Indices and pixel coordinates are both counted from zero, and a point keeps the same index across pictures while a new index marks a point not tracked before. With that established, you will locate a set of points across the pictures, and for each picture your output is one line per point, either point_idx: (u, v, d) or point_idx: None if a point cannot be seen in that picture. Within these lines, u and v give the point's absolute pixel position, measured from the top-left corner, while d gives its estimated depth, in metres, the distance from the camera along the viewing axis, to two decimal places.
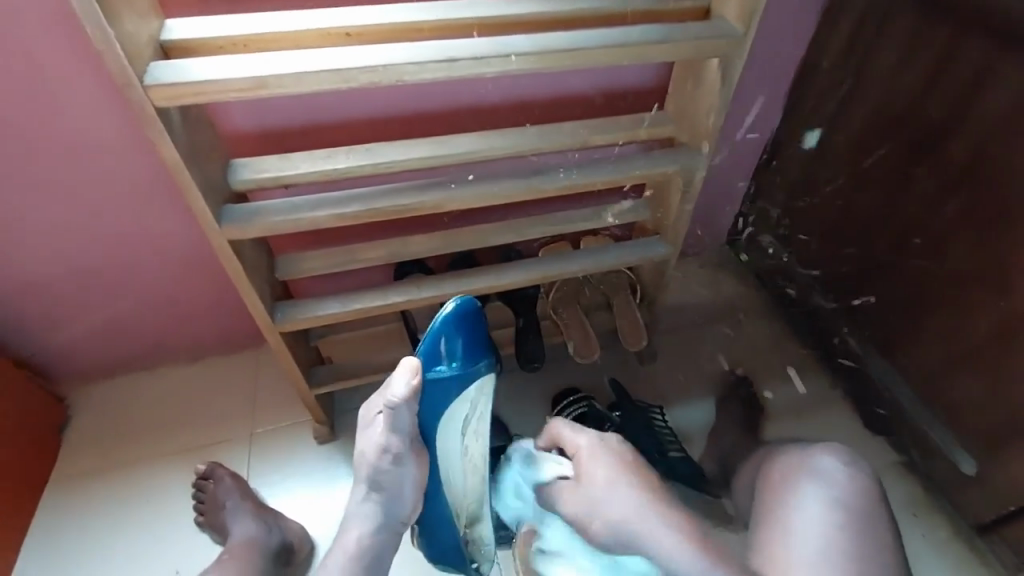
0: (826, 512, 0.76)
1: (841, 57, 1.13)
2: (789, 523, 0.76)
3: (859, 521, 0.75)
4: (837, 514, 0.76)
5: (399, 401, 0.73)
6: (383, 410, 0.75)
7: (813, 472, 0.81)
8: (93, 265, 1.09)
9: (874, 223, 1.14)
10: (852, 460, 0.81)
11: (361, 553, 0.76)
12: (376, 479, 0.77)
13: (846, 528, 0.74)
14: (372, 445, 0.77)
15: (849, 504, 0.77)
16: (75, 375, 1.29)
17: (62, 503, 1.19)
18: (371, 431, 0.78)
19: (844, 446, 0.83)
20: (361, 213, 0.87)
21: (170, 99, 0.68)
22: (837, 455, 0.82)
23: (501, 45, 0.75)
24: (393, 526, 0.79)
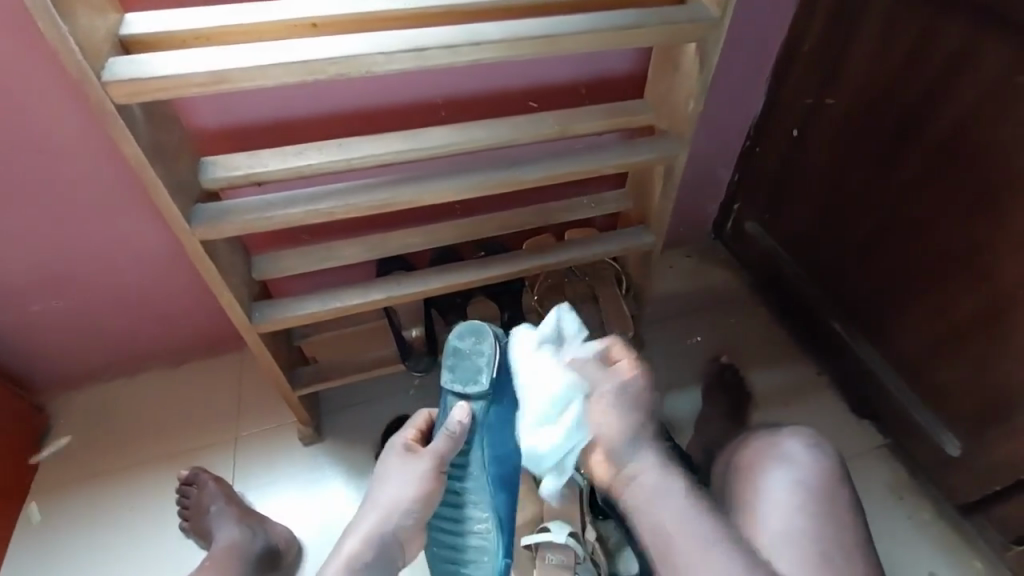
0: (793, 495, 0.76)
1: (821, 41, 1.12)
2: (758, 507, 0.76)
3: (824, 503, 0.76)
4: (804, 497, 0.76)
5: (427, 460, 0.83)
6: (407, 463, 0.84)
7: (779, 457, 0.80)
8: (64, 269, 1.07)
9: (859, 206, 1.13)
10: (817, 442, 0.82)
11: (371, 546, 0.75)
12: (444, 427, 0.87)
13: (812, 512, 0.75)
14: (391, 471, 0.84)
15: (816, 487, 0.77)
16: (52, 383, 1.26)
17: (41, 514, 1.17)
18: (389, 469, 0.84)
19: (809, 428, 0.84)
20: (335, 209, 0.85)
21: (130, 95, 0.66)
22: (801, 438, 0.82)
23: (473, 32, 0.73)
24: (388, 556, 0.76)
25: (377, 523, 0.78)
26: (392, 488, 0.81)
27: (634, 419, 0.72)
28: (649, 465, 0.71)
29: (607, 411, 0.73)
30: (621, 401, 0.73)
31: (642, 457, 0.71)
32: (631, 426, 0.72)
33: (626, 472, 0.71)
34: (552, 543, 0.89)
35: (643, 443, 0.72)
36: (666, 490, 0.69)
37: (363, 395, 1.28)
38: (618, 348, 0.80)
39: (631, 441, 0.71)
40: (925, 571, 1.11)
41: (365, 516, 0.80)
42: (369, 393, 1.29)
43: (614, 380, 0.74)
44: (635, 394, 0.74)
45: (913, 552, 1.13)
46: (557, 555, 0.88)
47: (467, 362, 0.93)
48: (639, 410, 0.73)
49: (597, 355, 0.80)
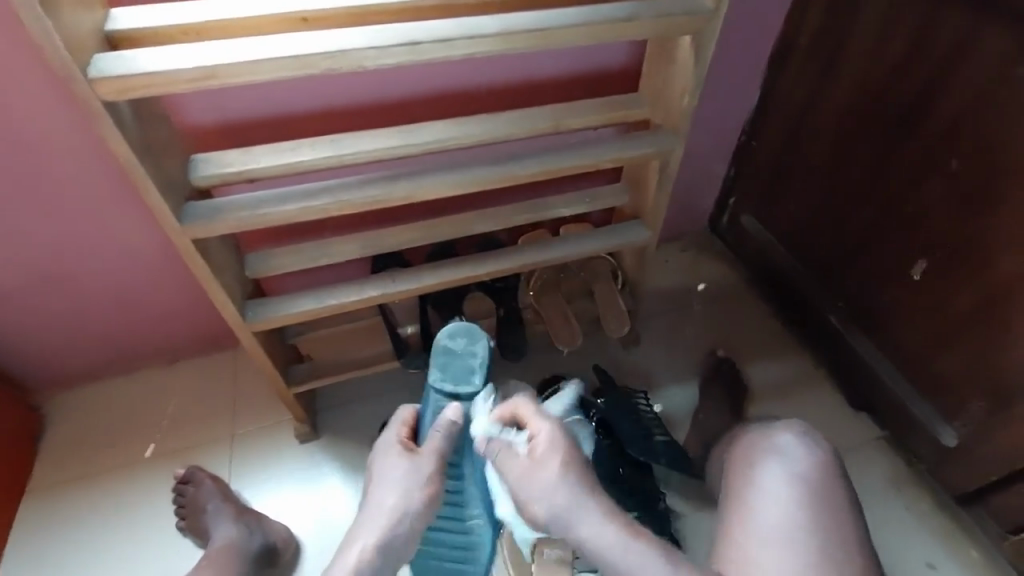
0: (787, 485, 0.76)
1: (816, 33, 1.12)
2: (750, 499, 0.76)
3: (819, 492, 0.76)
4: (798, 486, 0.76)
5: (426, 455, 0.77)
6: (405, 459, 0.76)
7: (774, 450, 0.80)
8: (55, 268, 1.06)
9: (858, 197, 1.12)
10: (809, 433, 0.82)
11: (379, 550, 0.67)
12: (442, 424, 0.80)
13: (810, 503, 0.75)
14: (388, 467, 0.76)
15: (808, 476, 0.77)
16: (45, 383, 1.25)
17: (37, 514, 1.16)
18: (384, 464, 0.77)
19: (800, 420, 0.84)
20: (329, 206, 0.85)
21: (119, 92, 0.65)
22: (793, 430, 0.82)
23: (466, 25, 0.73)
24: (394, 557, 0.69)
25: (385, 521, 0.70)
26: (392, 486, 0.73)
27: (567, 462, 0.68)
28: (592, 512, 0.65)
29: (535, 464, 0.68)
30: (546, 462, 0.67)
31: (586, 520, 0.64)
32: (561, 470, 0.67)
33: (568, 536, 0.65)
34: (548, 539, 0.81)
35: (582, 497, 0.65)
36: (618, 553, 0.62)
37: (360, 392, 1.28)
38: (525, 407, 0.75)
39: (576, 536, 0.64)
40: (921, 561, 1.12)
41: (367, 515, 0.72)
42: (365, 390, 1.28)
43: (540, 437, 0.70)
44: (558, 436, 0.70)
45: (910, 544, 1.14)
46: (554, 550, 0.81)
47: (460, 360, 0.88)
48: (573, 450, 0.70)
49: (523, 404, 0.76)
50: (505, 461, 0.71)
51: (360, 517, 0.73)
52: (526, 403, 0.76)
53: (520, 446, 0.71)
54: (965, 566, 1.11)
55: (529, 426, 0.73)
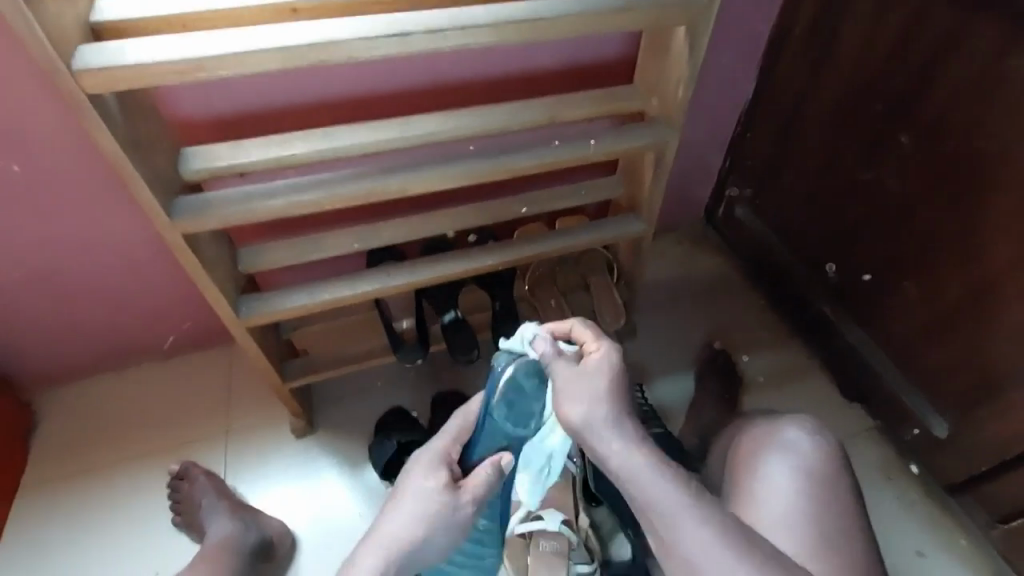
0: (793, 481, 0.76)
1: (811, 24, 1.11)
2: (755, 495, 0.77)
3: (824, 488, 0.76)
4: (803, 483, 0.76)
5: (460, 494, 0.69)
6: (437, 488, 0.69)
7: (778, 447, 0.80)
8: (44, 264, 1.04)
9: (849, 191, 1.13)
10: (814, 430, 0.81)
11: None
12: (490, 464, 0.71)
13: (813, 498, 0.75)
14: (418, 488, 0.69)
15: (814, 470, 0.77)
16: (37, 380, 1.24)
17: (31, 511, 1.15)
18: (416, 480, 0.70)
19: (803, 415, 0.84)
20: (320, 200, 0.84)
21: (103, 85, 0.64)
22: (799, 427, 0.81)
23: (457, 15, 0.71)
24: None
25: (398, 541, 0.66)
26: (417, 515, 0.67)
27: (617, 383, 0.65)
28: (624, 432, 0.63)
29: (584, 372, 0.65)
30: (592, 382, 0.64)
31: (614, 437, 0.63)
32: (604, 386, 0.65)
33: (589, 446, 0.64)
34: None
35: (623, 410, 0.64)
36: (645, 478, 0.61)
37: (355, 387, 1.28)
38: (585, 329, 0.71)
39: (604, 442, 0.63)
40: (913, 550, 1.13)
41: (380, 528, 0.68)
42: (360, 385, 1.28)
43: (595, 355, 0.67)
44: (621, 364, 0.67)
45: (901, 533, 1.15)
46: None
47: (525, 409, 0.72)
48: (626, 375, 0.67)
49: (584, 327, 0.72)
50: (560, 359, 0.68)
51: (374, 524, 0.69)
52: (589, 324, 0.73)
53: (571, 361, 0.68)
54: (954, 553, 1.13)
55: (587, 346, 0.69)
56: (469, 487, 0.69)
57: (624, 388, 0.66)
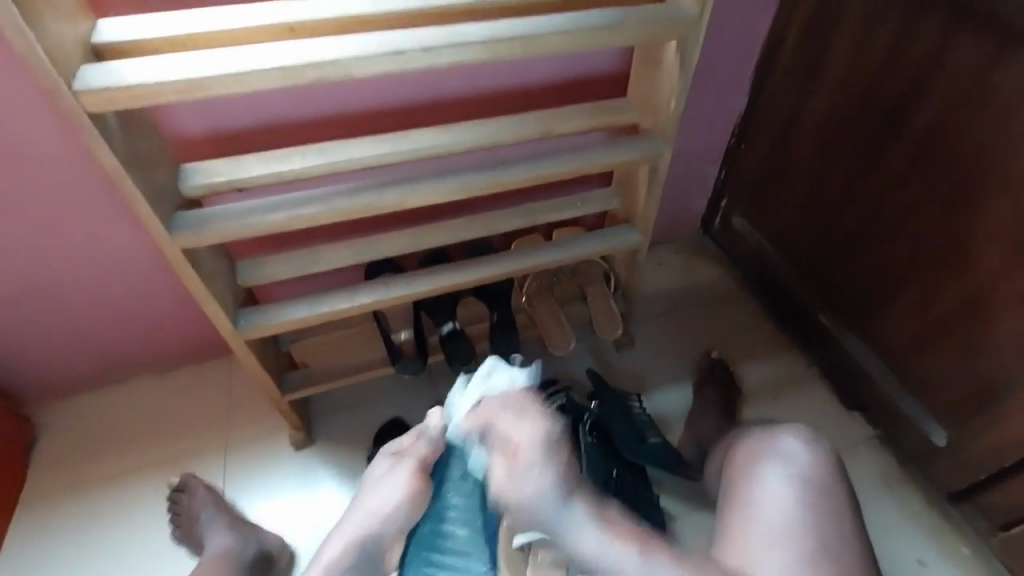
0: (788, 487, 0.76)
1: (802, 38, 1.13)
2: (750, 505, 0.76)
3: (822, 497, 0.76)
4: (799, 492, 0.76)
5: (406, 449, 0.90)
6: (390, 459, 0.90)
7: (775, 456, 0.80)
8: (45, 279, 1.06)
9: (843, 200, 1.14)
10: (812, 439, 0.82)
11: (353, 551, 0.75)
12: (424, 431, 0.92)
13: (811, 507, 0.74)
14: (379, 473, 0.88)
15: (811, 481, 0.77)
16: (38, 393, 1.25)
17: (30, 525, 1.16)
18: (374, 478, 0.87)
19: (800, 424, 0.84)
20: (319, 214, 0.85)
21: (103, 104, 0.65)
22: (796, 436, 0.82)
23: (451, 34, 0.73)
24: (368, 564, 0.76)
25: (361, 528, 0.78)
26: (379, 493, 0.83)
27: (553, 509, 0.68)
28: (577, 517, 0.67)
29: (514, 472, 0.70)
30: (527, 477, 0.69)
31: (568, 522, 0.67)
32: (540, 521, 0.68)
33: (557, 538, 0.68)
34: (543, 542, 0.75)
35: (564, 514, 0.67)
36: (604, 558, 0.65)
37: (354, 399, 1.28)
38: (505, 422, 0.76)
39: (568, 546, 0.67)
40: (914, 559, 1.12)
41: (345, 526, 0.80)
42: (360, 396, 1.28)
43: (514, 491, 0.69)
44: (544, 478, 0.69)
45: (902, 542, 1.14)
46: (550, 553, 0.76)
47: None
48: (553, 459, 0.71)
49: (502, 411, 0.79)
50: (502, 493, 0.71)
51: (340, 524, 0.81)
52: (507, 406, 0.80)
53: (504, 459, 0.73)
54: (956, 563, 1.12)
55: (512, 437, 0.74)
56: (415, 451, 0.90)
57: (563, 458, 0.72)
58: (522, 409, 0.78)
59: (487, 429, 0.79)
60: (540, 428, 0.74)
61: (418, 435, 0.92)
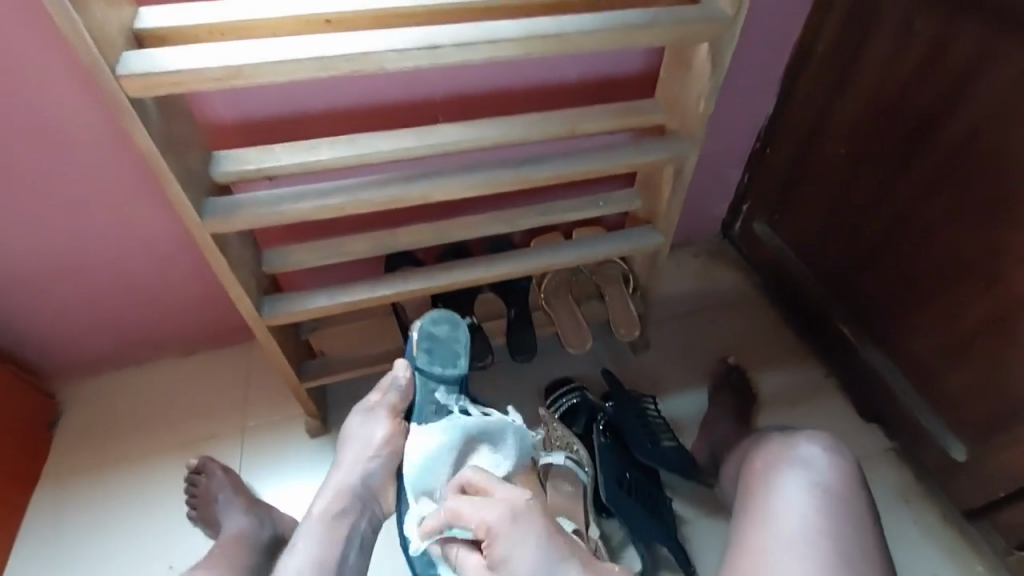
0: (806, 491, 0.76)
1: (833, 42, 1.12)
2: (767, 510, 0.76)
3: (840, 502, 0.75)
4: (818, 497, 0.75)
5: (377, 402, 0.89)
6: (364, 412, 0.89)
7: (794, 461, 0.80)
8: (75, 258, 1.08)
9: (869, 208, 1.13)
10: (833, 445, 0.81)
11: (341, 499, 0.80)
12: (392, 382, 0.90)
13: (830, 511, 0.74)
14: (356, 427, 0.87)
15: (831, 487, 0.77)
16: (63, 371, 1.28)
17: (52, 499, 1.19)
18: (352, 434, 0.87)
19: (824, 430, 0.84)
20: (346, 204, 0.86)
21: (145, 89, 0.66)
22: (816, 442, 0.82)
23: (485, 30, 0.73)
24: (360, 507, 0.81)
25: (347, 479, 0.82)
26: (358, 445, 0.85)
27: None
28: None
29: (500, 566, 0.58)
30: (513, 573, 0.57)
31: None
32: None
33: None
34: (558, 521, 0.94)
35: None
36: None
37: (370, 389, 1.29)
38: (472, 517, 0.61)
39: None
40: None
41: (333, 480, 0.83)
42: (375, 386, 1.30)
43: None
44: (535, 572, 0.57)
45: (917, 557, 1.13)
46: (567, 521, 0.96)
47: (445, 343, 0.94)
48: (534, 528, 0.59)
49: (467, 495, 0.64)
50: None
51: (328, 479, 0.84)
52: (472, 485, 0.65)
53: (484, 556, 0.61)
54: None
55: (485, 534, 0.60)
56: (385, 403, 0.88)
57: (548, 518, 0.61)
58: (485, 492, 0.63)
59: (450, 520, 0.64)
60: (514, 507, 0.60)
61: (387, 387, 0.90)
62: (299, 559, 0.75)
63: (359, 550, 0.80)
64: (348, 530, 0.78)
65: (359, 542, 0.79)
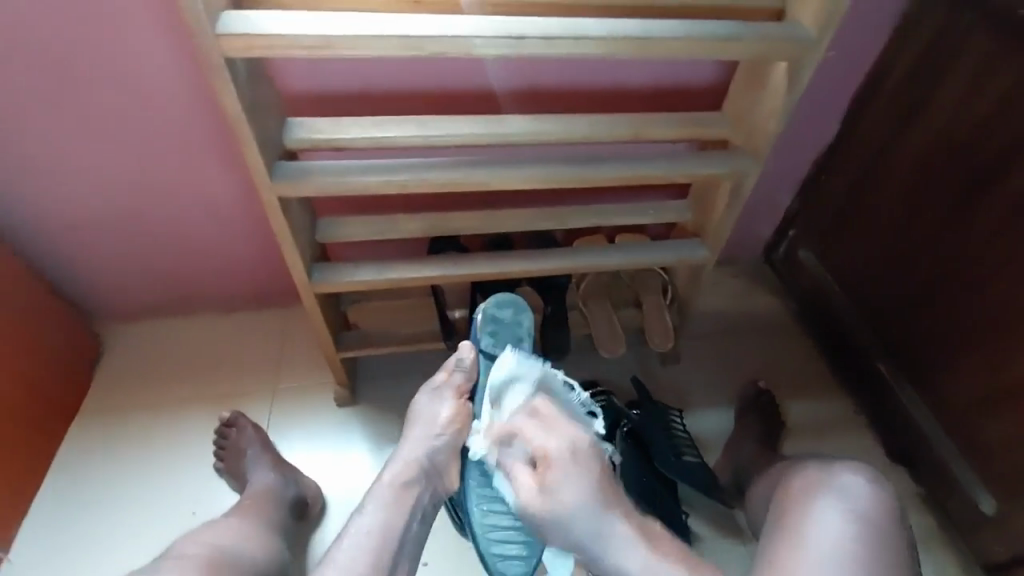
0: (843, 520, 0.75)
1: (908, 74, 1.09)
2: (802, 534, 0.75)
3: (877, 536, 0.74)
4: (855, 527, 0.74)
5: (443, 381, 0.89)
6: (431, 390, 0.89)
7: (832, 489, 0.79)
8: (139, 206, 1.13)
9: (924, 248, 1.10)
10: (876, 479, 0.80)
11: (410, 469, 0.81)
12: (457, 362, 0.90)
13: (866, 543, 0.73)
14: (423, 403, 0.88)
15: (869, 519, 0.75)
16: (111, 313, 1.33)
17: (88, 433, 1.23)
18: (419, 410, 0.88)
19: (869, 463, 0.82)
20: (409, 182, 0.88)
21: (239, 49, 0.69)
22: (859, 473, 0.80)
23: (570, 25, 0.74)
24: (427, 480, 0.82)
25: (416, 452, 0.83)
26: (426, 420, 0.86)
27: (589, 520, 0.75)
28: (625, 538, 0.73)
29: (550, 484, 0.77)
30: (560, 490, 0.76)
31: (615, 549, 0.73)
32: (574, 531, 0.75)
33: (602, 562, 0.74)
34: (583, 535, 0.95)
35: (603, 528, 0.74)
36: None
37: (399, 367, 1.31)
38: (531, 429, 0.82)
39: (609, 562, 0.73)
40: None
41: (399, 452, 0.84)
42: (405, 365, 1.32)
43: (549, 504, 0.76)
44: (578, 493, 0.76)
45: None
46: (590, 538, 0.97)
47: (510, 328, 0.95)
48: (582, 471, 0.77)
49: (531, 417, 0.83)
50: (535, 507, 0.77)
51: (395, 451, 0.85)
52: (537, 412, 0.84)
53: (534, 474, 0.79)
54: None
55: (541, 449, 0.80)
56: (453, 383, 0.89)
57: (592, 467, 0.79)
58: (547, 419, 0.83)
59: (512, 436, 0.83)
60: (573, 437, 0.80)
61: (453, 367, 0.90)
62: (367, 520, 0.76)
63: (422, 522, 0.80)
64: (414, 500, 0.79)
65: (422, 515, 0.80)
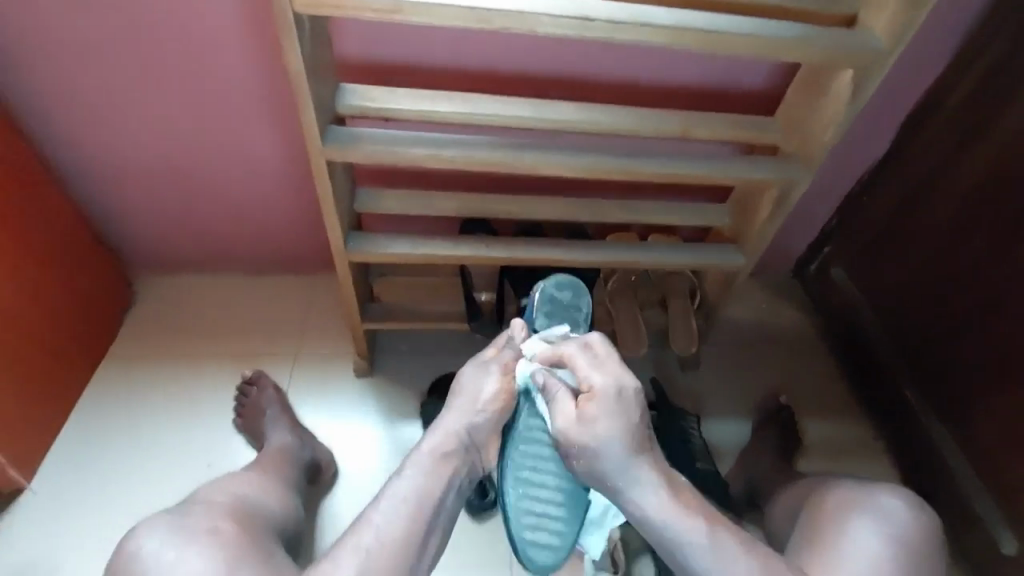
0: (880, 541, 0.76)
1: (969, 97, 1.06)
2: (838, 549, 0.76)
3: (913, 559, 0.75)
4: (891, 548, 0.75)
5: (491, 357, 0.87)
6: (478, 364, 0.87)
7: (870, 508, 0.79)
8: (184, 159, 1.14)
9: (968, 277, 1.07)
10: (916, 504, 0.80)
11: (449, 442, 0.80)
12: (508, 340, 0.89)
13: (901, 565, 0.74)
14: (468, 376, 0.86)
15: (906, 541, 0.76)
16: (144, 263, 1.35)
17: (113, 377, 1.25)
18: (463, 381, 0.86)
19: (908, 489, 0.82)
20: (457, 158, 0.87)
21: (308, 7, 0.68)
22: (898, 496, 0.80)
23: (639, 12, 0.73)
24: (464, 455, 0.81)
25: (457, 425, 0.81)
26: (470, 394, 0.84)
27: (620, 460, 0.74)
28: (655, 484, 0.73)
29: (587, 418, 0.75)
30: (599, 424, 0.74)
31: (643, 489, 0.73)
32: (606, 467, 0.74)
33: (629, 502, 0.74)
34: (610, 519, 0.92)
35: (634, 472, 0.73)
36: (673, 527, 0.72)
37: (420, 344, 1.32)
38: (580, 360, 0.79)
39: (634, 502, 0.74)
40: None
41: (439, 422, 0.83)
42: (426, 343, 1.32)
43: (584, 438, 0.75)
44: (617, 433, 0.74)
45: None
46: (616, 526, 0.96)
47: (564, 308, 0.95)
48: (623, 413, 0.75)
49: (582, 350, 0.80)
50: (569, 437, 0.76)
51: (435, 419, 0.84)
52: (590, 346, 0.81)
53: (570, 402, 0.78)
54: None
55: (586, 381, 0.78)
56: (500, 359, 0.87)
57: (637, 411, 0.77)
58: (598, 355, 0.79)
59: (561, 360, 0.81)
60: (623, 379, 0.77)
61: (503, 344, 0.89)
62: (404, 485, 0.76)
63: (456, 495, 0.80)
64: (450, 474, 0.78)
65: (457, 488, 0.79)
